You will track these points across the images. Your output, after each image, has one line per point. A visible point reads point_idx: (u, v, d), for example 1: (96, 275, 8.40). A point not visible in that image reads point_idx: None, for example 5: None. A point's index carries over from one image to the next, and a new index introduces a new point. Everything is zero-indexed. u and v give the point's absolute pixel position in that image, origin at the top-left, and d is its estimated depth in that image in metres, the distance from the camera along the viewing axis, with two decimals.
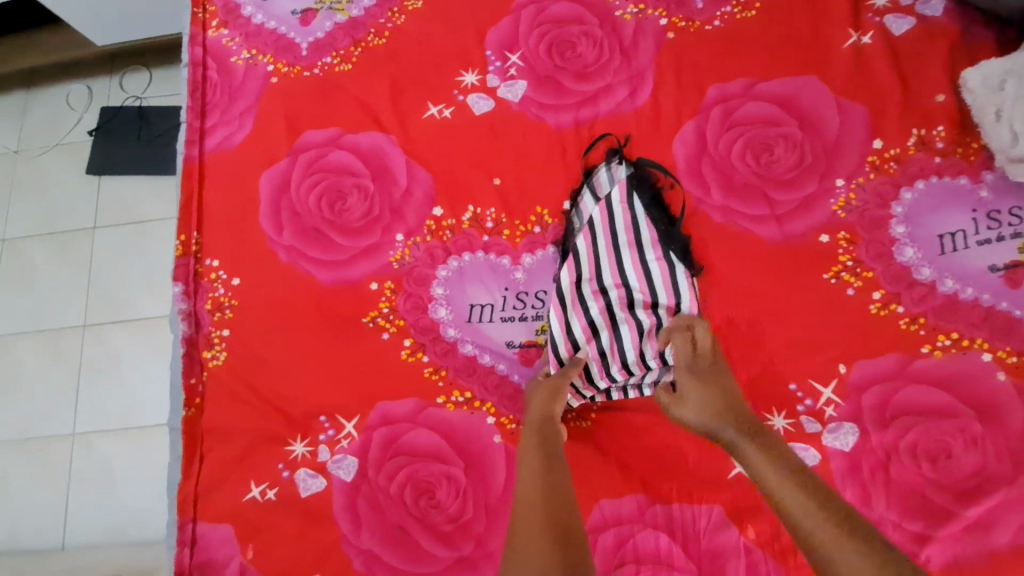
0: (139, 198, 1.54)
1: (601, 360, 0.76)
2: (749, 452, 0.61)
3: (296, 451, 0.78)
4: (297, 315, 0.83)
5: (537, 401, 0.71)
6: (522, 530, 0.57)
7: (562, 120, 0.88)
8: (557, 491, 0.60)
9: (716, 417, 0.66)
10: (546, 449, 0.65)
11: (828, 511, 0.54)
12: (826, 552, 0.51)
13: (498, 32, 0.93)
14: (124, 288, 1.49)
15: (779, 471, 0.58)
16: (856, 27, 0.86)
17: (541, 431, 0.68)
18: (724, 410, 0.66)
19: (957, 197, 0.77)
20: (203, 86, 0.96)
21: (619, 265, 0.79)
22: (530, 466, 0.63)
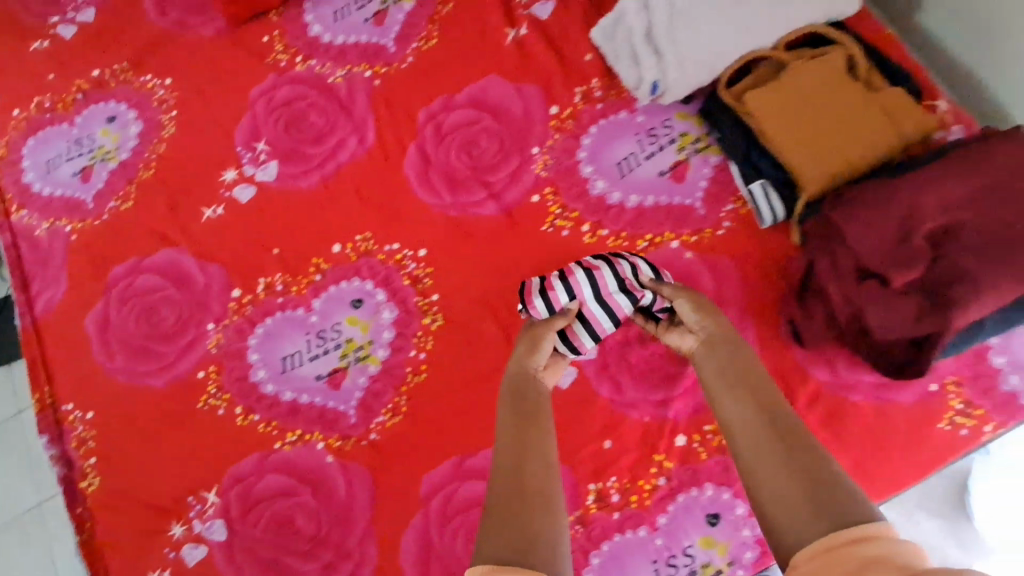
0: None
1: (615, 317, 0.82)
2: (711, 363, 0.74)
3: (176, 532, 0.90)
4: (147, 422, 0.96)
5: (519, 357, 0.80)
6: (495, 489, 0.65)
7: (312, 181, 1.03)
8: (522, 448, 0.69)
9: (705, 320, 0.77)
10: (516, 416, 0.73)
11: (763, 420, 0.65)
12: (755, 464, 0.62)
13: (242, 129, 1.08)
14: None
15: (749, 402, 0.67)
16: (512, 24, 1.03)
17: (528, 391, 0.76)
18: (708, 315, 0.77)
19: (623, 128, 0.95)
20: (19, 263, 1.10)
21: (571, 271, 0.83)
22: (506, 427, 0.72)
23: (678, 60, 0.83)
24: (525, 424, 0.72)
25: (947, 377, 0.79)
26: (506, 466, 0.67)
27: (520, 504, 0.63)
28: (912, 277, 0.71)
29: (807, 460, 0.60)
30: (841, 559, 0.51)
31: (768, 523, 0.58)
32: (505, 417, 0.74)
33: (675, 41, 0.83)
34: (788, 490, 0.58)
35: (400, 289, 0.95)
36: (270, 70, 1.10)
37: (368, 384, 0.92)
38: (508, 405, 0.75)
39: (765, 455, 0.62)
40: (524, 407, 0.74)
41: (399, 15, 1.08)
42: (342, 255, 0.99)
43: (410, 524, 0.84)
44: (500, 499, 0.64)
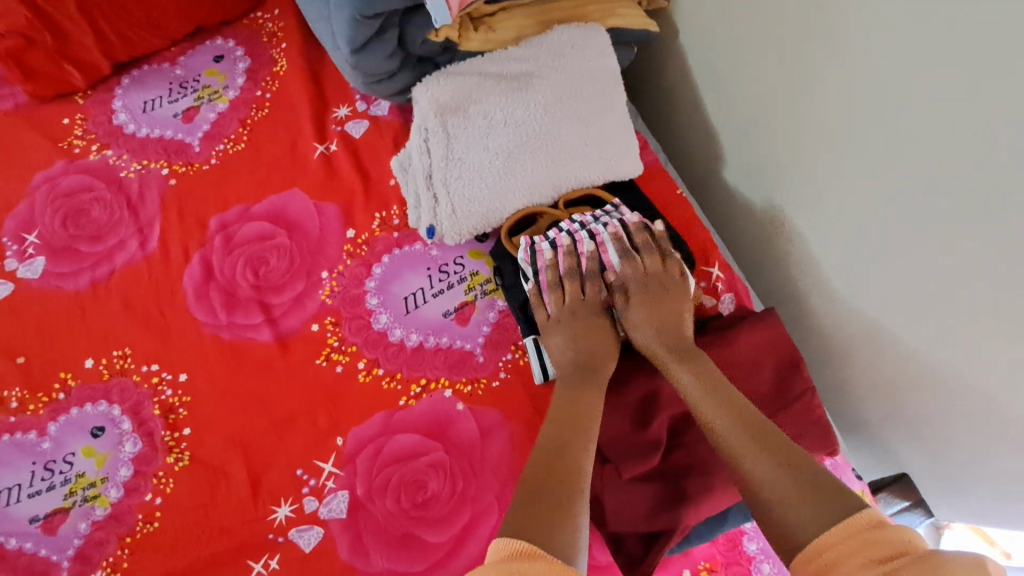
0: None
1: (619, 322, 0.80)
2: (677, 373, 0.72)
3: None
4: None
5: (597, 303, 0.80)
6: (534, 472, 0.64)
7: (80, 283, 0.94)
8: (588, 436, 0.68)
9: (657, 333, 0.76)
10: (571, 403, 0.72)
11: (742, 431, 0.65)
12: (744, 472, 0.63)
13: (14, 217, 0.98)
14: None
15: (716, 414, 0.67)
16: (322, 139, 1.01)
17: (583, 382, 0.74)
18: (662, 329, 0.76)
19: (415, 261, 0.92)
20: None
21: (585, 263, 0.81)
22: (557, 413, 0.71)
23: (451, 208, 0.84)
24: (585, 415, 0.70)
25: (703, 561, 0.73)
26: (549, 455, 0.66)
27: (577, 491, 0.62)
28: (642, 469, 0.70)
29: (784, 475, 0.61)
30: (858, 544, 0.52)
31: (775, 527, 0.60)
32: (556, 408, 0.72)
33: (449, 187, 0.84)
34: (787, 499, 0.59)
35: (148, 418, 0.85)
36: (61, 157, 1.02)
37: (89, 531, 0.80)
38: (576, 384, 0.74)
39: (761, 440, 0.64)
40: (574, 398, 0.72)
41: (209, 113, 1.04)
42: (95, 371, 0.88)
43: None
44: (561, 477, 0.63)
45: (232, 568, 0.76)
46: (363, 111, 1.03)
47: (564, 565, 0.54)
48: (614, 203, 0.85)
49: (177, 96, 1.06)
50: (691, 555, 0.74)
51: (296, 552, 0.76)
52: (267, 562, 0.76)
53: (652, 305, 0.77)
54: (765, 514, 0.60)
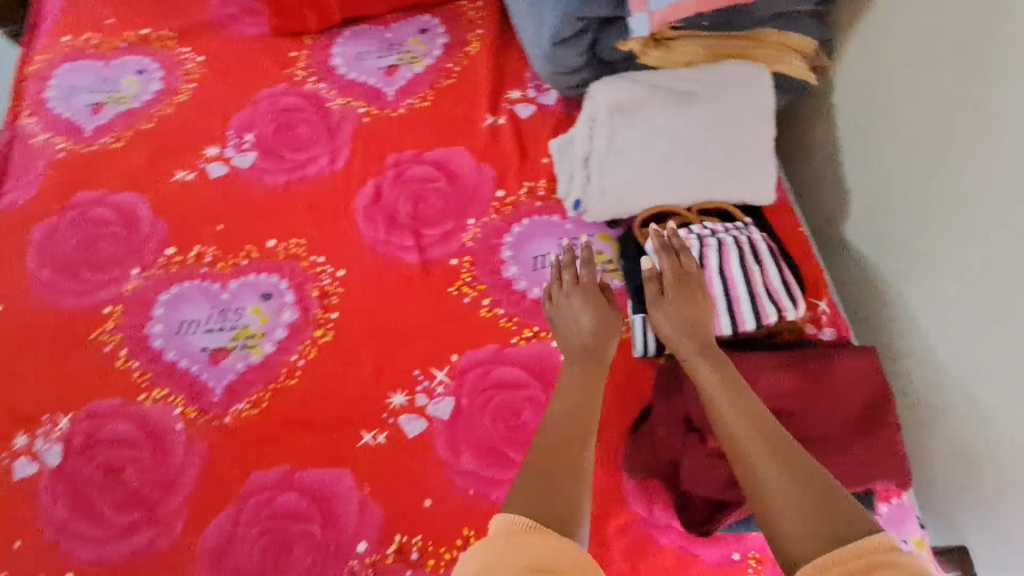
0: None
1: (729, 323, 0.85)
2: (701, 372, 0.76)
3: (18, 442, 0.94)
4: (42, 337, 1.02)
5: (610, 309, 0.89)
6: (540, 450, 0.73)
7: (276, 180, 1.14)
8: (585, 426, 0.76)
9: (682, 329, 0.81)
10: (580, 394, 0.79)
11: (758, 438, 0.68)
12: (752, 475, 0.66)
13: (240, 117, 1.21)
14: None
15: (736, 417, 0.70)
16: (494, 113, 1.17)
17: (586, 376, 0.82)
18: (687, 326, 0.81)
19: (549, 229, 1.04)
20: (8, 162, 1.21)
21: (710, 264, 0.88)
22: (568, 396, 0.79)
23: (599, 189, 0.97)
24: (586, 404, 0.78)
25: (753, 550, 0.80)
26: (560, 435, 0.74)
27: (574, 481, 0.70)
28: None
29: (796, 487, 0.63)
30: (835, 550, 0.57)
31: (775, 534, 0.62)
32: (557, 399, 0.80)
33: (602, 172, 0.97)
34: (790, 510, 0.62)
35: (307, 296, 1.02)
36: (285, 80, 1.25)
37: (243, 371, 0.97)
38: (584, 377, 0.82)
39: (781, 450, 0.67)
40: (579, 389, 0.80)
41: (407, 73, 1.24)
42: (273, 250, 1.07)
43: (217, 518, 0.87)
44: (565, 460, 0.71)
45: (349, 432, 0.91)
46: (533, 97, 1.19)
47: (556, 535, 0.63)
48: (747, 221, 0.94)
49: (385, 54, 1.27)
50: (743, 540, 0.81)
51: (401, 436, 0.90)
52: (376, 436, 0.91)
53: (678, 303, 0.83)
54: (769, 524, 0.63)
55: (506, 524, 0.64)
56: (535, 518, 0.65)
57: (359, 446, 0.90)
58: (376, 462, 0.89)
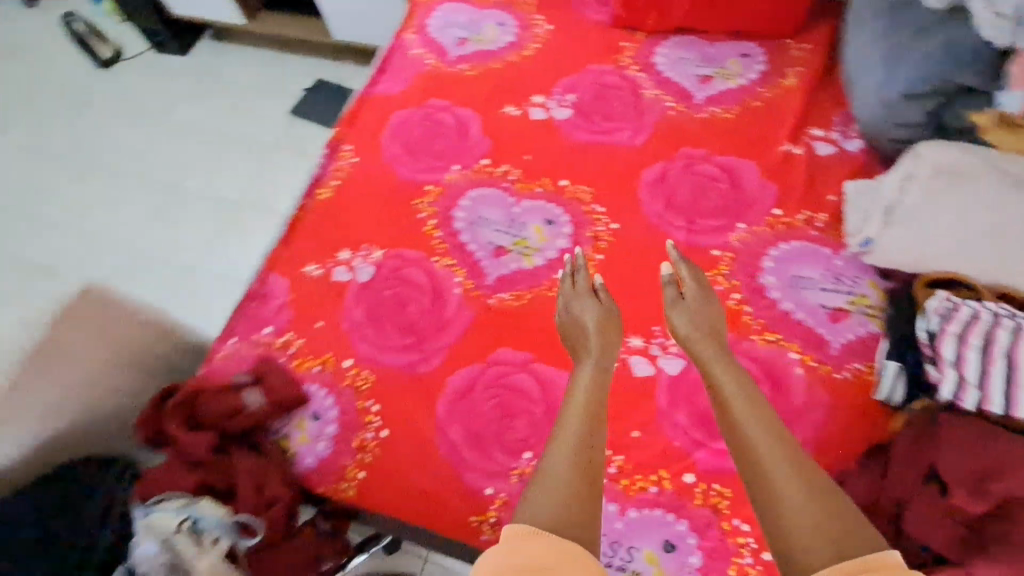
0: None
1: (1004, 404, 0.87)
2: (717, 372, 0.88)
3: (343, 256, 1.23)
4: (380, 190, 1.32)
5: (594, 319, 0.97)
6: (556, 457, 0.79)
7: (582, 136, 1.33)
8: (592, 421, 0.83)
9: (699, 330, 0.93)
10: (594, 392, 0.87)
11: (787, 456, 0.75)
12: (767, 486, 0.74)
13: (567, 80, 1.44)
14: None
15: (772, 440, 0.78)
16: (793, 142, 1.25)
17: (592, 376, 0.90)
18: (708, 329, 0.94)
19: (817, 257, 1.10)
20: (389, 60, 1.57)
21: (1000, 341, 0.90)
22: (588, 380, 0.89)
23: (894, 237, 1.02)
24: (586, 393, 0.87)
25: None
26: (592, 449, 0.81)
27: (592, 487, 0.76)
28: (970, 505, 0.81)
29: (817, 508, 0.70)
30: (852, 563, 0.64)
31: (785, 543, 0.70)
32: (570, 396, 0.87)
33: (902, 223, 1.02)
34: (800, 525, 0.69)
35: (582, 235, 1.19)
36: (612, 62, 1.45)
37: (515, 271, 1.17)
38: (592, 376, 0.90)
39: (808, 475, 0.73)
40: (592, 388, 0.88)
41: (720, 86, 1.37)
42: (563, 189, 1.26)
43: (465, 368, 1.06)
44: (590, 465, 0.78)
45: None
46: (836, 141, 1.24)
47: (569, 544, 0.69)
48: None
49: (704, 65, 1.41)
50: None
51: (628, 372, 1.02)
52: None
53: (705, 311, 0.96)
54: (781, 534, 0.70)
55: (514, 531, 0.71)
56: (552, 526, 0.71)
57: None
58: None
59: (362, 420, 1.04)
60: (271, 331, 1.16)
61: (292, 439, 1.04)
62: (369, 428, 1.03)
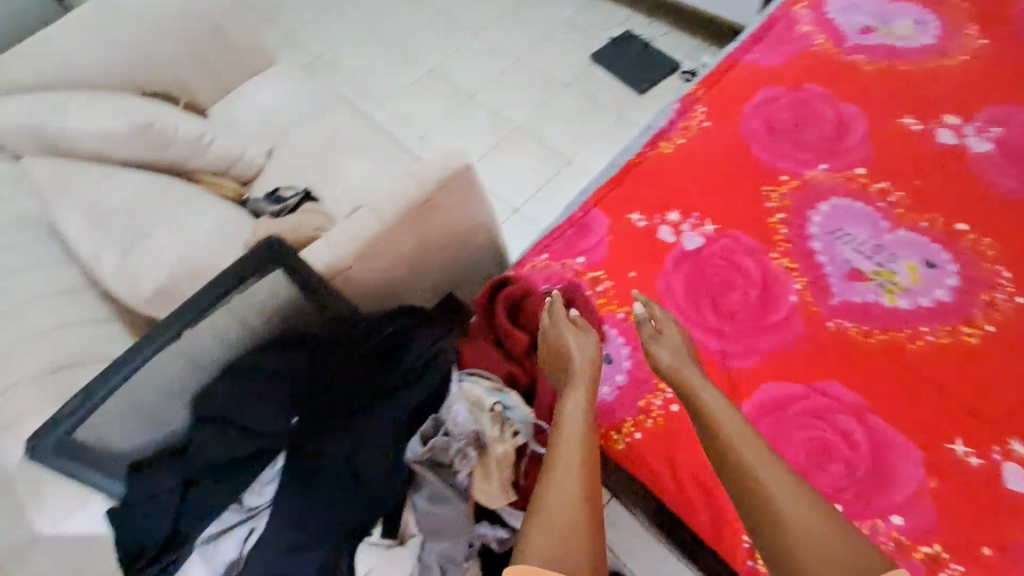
0: (615, 94, 2.47)
1: None
2: (692, 379, 0.85)
3: (672, 217, 1.17)
4: (728, 162, 1.22)
5: (581, 361, 0.89)
6: (555, 496, 0.74)
7: (1000, 181, 1.11)
8: (588, 457, 0.79)
9: (683, 360, 0.88)
10: (569, 443, 0.80)
11: (774, 465, 0.73)
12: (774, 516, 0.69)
13: (996, 111, 1.19)
14: (568, 129, 2.41)
15: (727, 422, 0.78)
16: None
17: (583, 407, 0.84)
18: (685, 357, 0.88)
19: None
20: (769, 30, 1.44)
21: None
22: (572, 446, 0.79)
23: None
24: (579, 449, 0.79)
25: None
26: (555, 465, 0.78)
27: (593, 522, 0.74)
28: None
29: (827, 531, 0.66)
30: None
31: None
32: (559, 446, 0.80)
33: None
34: (821, 560, 0.64)
35: (972, 294, 1.00)
36: None
37: (870, 303, 1.02)
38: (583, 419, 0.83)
39: (784, 486, 0.71)
40: (577, 431, 0.81)
41: None
42: (959, 234, 1.06)
43: (782, 381, 0.97)
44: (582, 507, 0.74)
45: (942, 428, 0.90)
46: None
47: None
48: None
49: None
50: None
51: (997, 478, 0.85)
52: (970, 454, 0.88)
53: (678, 339, 0.90)
54: None
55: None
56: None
57: (945, 447, 0.89)
58: (957, 472, 0.86)
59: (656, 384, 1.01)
60: (583, 262, 1.17)
61: None
62: (660, 395, 1.00)
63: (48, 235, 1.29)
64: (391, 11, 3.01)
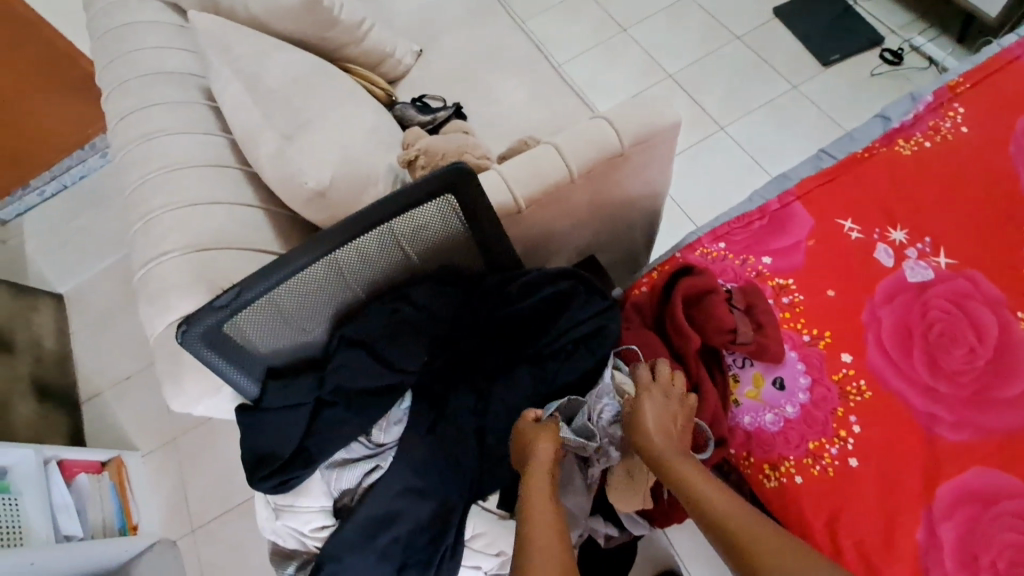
0: (793, 62, 2.13)
1: None
2: (669, 456, 0.71)
3: (895, 236, 0.98)
4: (982, 184, 1.00)
5: (541, 454, 0.75)
6: None
7: None
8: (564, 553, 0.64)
9: (658, 430, 0.74)
10: (539, 531, 0.66)
11: (766, 532, 0.60)
12: None
13: None
14: (727, 91, 2.11)
15: (710, 490, 0.66)
16: None
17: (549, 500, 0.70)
18: (659, 425, 0.75)
19: None
20: None
21: None
22: (543, 534, 0.65)
23: None
24: (553, 541, 0.65)
25: None
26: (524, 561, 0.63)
27: None
28: None
29: None
30: None
31: None
32: (530, 528, 0.67)
33: None
34: None
35: None
36: None
37: None
38: (551, 515, 0.68)
39: (781, 549, 0.58)
40: (547, 507, 0.69)
41: None
42: None
43: (1000, 472, 0.80)
44: None
45: None
46: None
47: None
48: None
49: None
50: None
51: None
52: None
53: (652, 403, 0.77)
54: None
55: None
56: None
57: None
58: None
59: (834, 428, 0.86)
60: (770, 263, 0.99)
61: (741, 388, 0.92)
62: (836, 442, 0.85)
63: (202, 97, 1.24)
64: None
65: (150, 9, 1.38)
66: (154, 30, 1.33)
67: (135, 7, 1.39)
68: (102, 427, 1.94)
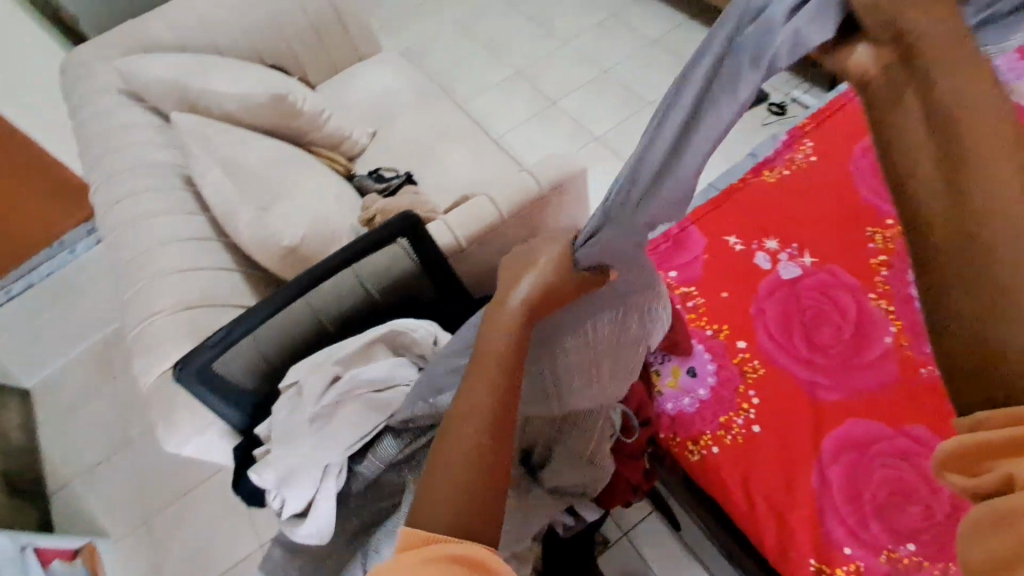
0: None
1: None
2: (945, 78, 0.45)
3: (770, 245, 1.21)
4: (830, 200, 1.25)
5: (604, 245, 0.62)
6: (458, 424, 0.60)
7: None
8: (504, 368, 0.63)
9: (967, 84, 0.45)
10: (496, 343, 0.64)
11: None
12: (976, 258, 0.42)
13: None
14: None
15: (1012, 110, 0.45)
16: None
17: (531, 300, 0.65)
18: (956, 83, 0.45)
19: None
20: None
21: None
22: (499, 340, 0.63)
23: None
24: (500, 362, 0.63)
25: None
26: (473, 371, 0.63)
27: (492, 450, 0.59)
28: None
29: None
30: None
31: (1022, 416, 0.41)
32: (485, 328, 0.65)
33: None
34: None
35: None
36: None
37: None
38: (527, 303, 0.65)
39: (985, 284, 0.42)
40: (513, 308, 0.64)
41: None
42: None
43: (871, 420, 0.98)
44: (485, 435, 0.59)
45: None
46: None
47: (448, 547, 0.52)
48: None
49: None
50: None
51: None
52: None
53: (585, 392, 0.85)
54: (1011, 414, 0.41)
55: (416, 538, 0.54)
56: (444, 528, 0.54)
57: None
58: None
59: (737, 403, 1.04)
60: (676, 276, 1.20)
61: (663, 380, 1.09)
62: (741, 413, 1.03)
63: (183, 183, 1.42)
64: (486, 12, 3.11)
65: (134, 115, 1.58)
66: (139, 131, 1.53)
67: (120, 113, 1.59)
68: (73, 516, 1.91)
